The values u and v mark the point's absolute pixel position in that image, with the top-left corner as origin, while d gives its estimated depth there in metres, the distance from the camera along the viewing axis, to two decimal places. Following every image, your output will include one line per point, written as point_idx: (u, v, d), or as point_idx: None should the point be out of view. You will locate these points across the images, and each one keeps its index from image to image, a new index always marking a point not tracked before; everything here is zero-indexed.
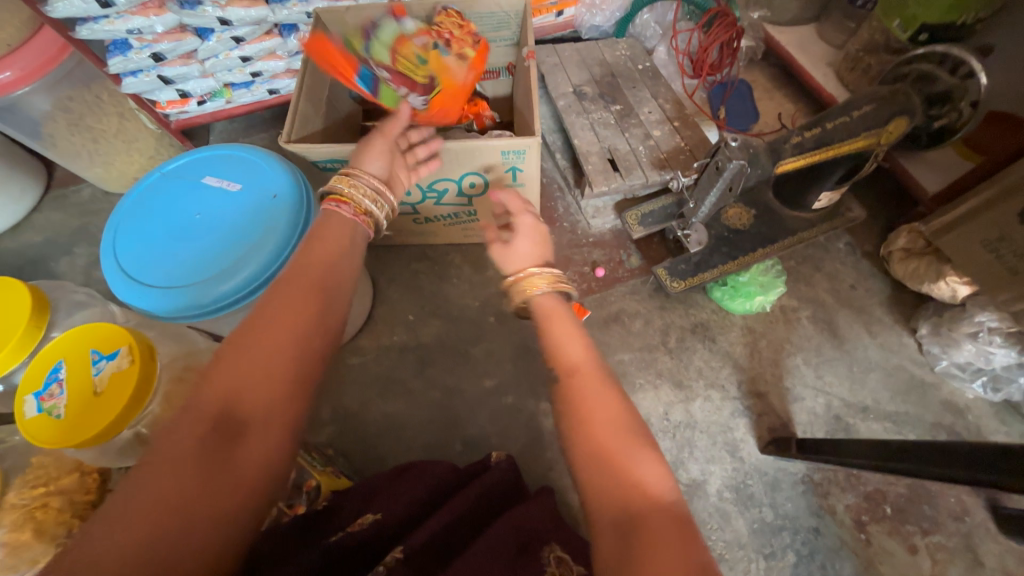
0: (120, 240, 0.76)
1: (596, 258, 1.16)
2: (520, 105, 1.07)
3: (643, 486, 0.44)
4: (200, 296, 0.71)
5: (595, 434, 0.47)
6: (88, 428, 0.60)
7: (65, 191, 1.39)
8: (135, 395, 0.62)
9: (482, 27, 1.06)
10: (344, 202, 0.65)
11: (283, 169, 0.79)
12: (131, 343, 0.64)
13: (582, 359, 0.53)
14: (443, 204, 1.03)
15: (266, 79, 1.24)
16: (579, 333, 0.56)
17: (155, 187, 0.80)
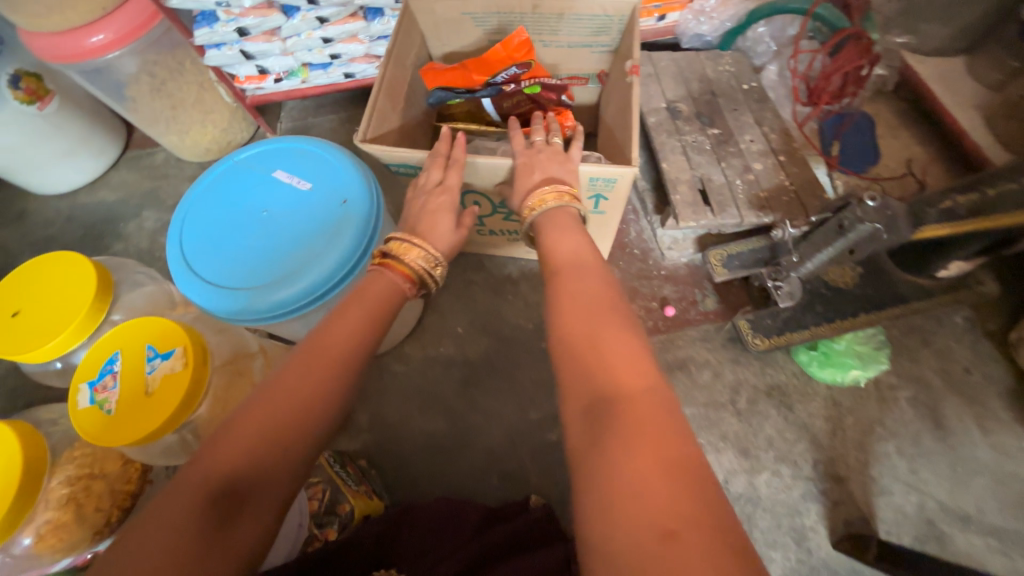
0: (187, 230, 0.74)
1: (667, 295, 1.06)
2: (609, 121, 0.97)
3: (617, 371, 0.42)
4: (256, 301, 0.67)
5: (569, 325, 0.48)
6: (135, 430, 0.58)
7: (141, 153, 1.42)
8: (184, 402, 0.60)
9: (579, 29, 0.96)
10: (395, 270, 0.61)
11: (356, 173, 0.75)
12: (187, 345, 0.62)
13: (575, 255, 0.56)
14: (513, 220, 0.96)
15: (343, 62, 1.20)
16: (580, 235, 0.59)
17: (227, 176, 0.77)
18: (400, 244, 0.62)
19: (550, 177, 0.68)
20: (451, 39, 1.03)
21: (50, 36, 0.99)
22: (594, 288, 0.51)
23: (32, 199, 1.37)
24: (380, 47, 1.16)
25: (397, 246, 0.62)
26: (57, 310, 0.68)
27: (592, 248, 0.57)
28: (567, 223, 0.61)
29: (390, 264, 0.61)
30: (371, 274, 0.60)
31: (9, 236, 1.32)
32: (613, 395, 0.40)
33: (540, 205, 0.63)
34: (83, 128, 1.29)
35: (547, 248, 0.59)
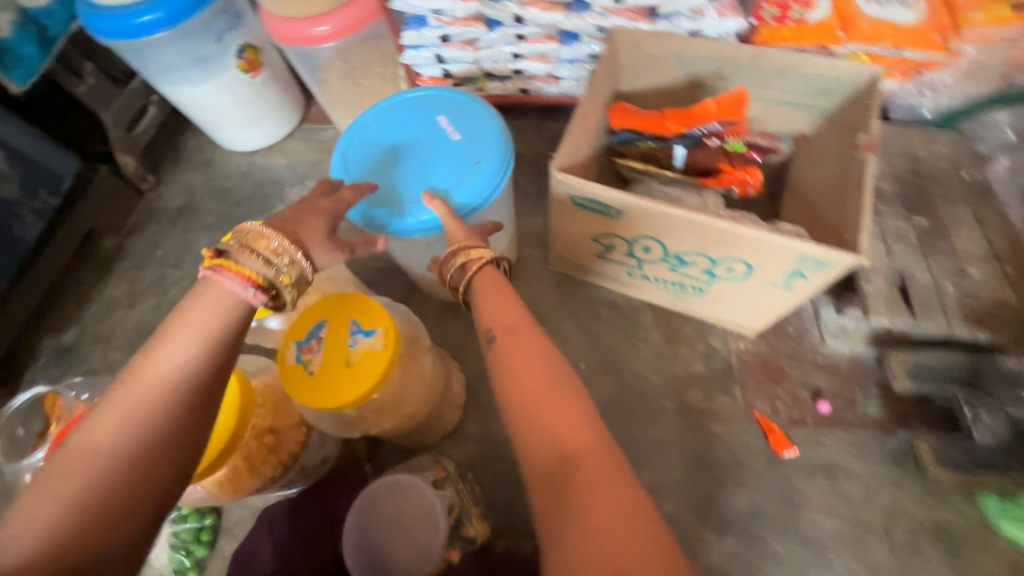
0: (355, 132, 0.87)
1: (821, 385, 0.96)
2: (808, 192, 0.90)
3: (561, 430, 0.52)
4: (381, 213, 0.80)
5: (524, 391, 0.56)
6: (335, 396, 0.61)
7: (313, 126, 1.55)
8: (383, 379, 0.62)
9: (797, 88, 0.89)
10: (234, 274, 0.53)
11: (499, 146, 0.83)
12: (388, 327, 0.64)
13: (513, 323, 0.63)
14: (676, 273, 0.90)
15: (522, 78, 1.21)
16: (509, 300, 0.66)
17: (401, 109, 0.88)
18: (246, 235, 0.55)
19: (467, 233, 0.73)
20: (646, 75, 0.99)
21: (286, 18, 1.11)
22: (533, 356, 0.59)
23: (217, 151, 1.54)
24: (564, 70, 1.16)
25: (241, 241, 0.54)
26: None
27: (518, 303, 0.65)
28: (495, 282, 0.68)
29: (228, 264, 0.53)
30: (202, 285, 0.53)
31: (194, 180, 1.50)
32: (570, 454, 0.50)
33: (467, 262, 0.69)
34: (277, 97, 1.43)
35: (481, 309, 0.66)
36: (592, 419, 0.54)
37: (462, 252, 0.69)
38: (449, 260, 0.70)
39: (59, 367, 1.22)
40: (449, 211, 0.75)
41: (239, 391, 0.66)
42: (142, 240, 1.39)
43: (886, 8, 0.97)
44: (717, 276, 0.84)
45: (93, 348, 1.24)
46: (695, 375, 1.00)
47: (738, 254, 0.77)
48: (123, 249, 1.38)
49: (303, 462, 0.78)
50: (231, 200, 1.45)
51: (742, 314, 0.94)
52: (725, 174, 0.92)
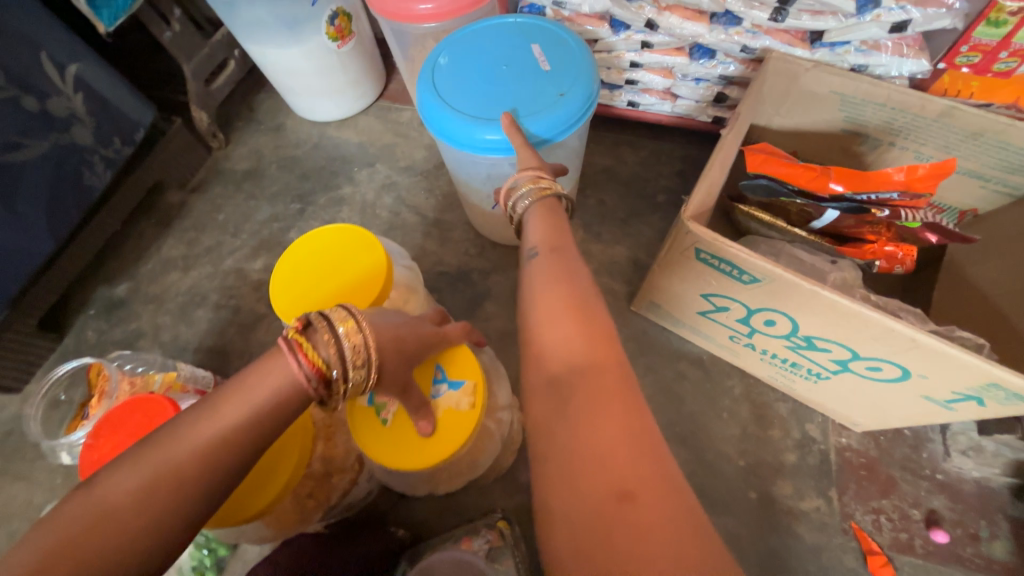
0: (449, 47, 0.86)
1: (938, 508, 0.82)
2: (985, 293, 0.75)
3: (574, 342, 0.46)
4: (457, 130, 0.79)
5: (543, 306, 0.49)
6: (409, 457, 0.54)
7: (390, 105, 1.46)
8: (463, 444, 0.55)
9: (986, 158, 0.73)
10: (303, 357, 0.45)
11: (587, 83, 0.80)
12: (478, 383, 0.57)
13: (553, 242, 0.57)
14: (795, 352, 0.77)
15: (634, 89, 1.07)
16: (563, 228, 0.59)
17: (497, 32, 0.86)
18: (341, 316, 0.48)
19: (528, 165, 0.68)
20: (792, 112, 0.84)
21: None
22: (561, 274, 0.52)
23: (291, 117, 1.47)
24: (685, 88, 1.01)
25: (331, 320, 0.47)
26: (346, 288, 0.65)
27: (564, 231, 0.59)
28: (552, 211, 0.61)
29: (304, 343, 0.45)
30: (267, 359, 0.46)
31: (264, 144, 1.44)
32: (579, 367, 0.44)
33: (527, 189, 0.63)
34: (360, 70, 1.34)
35: (532, 232, 0.60)
36: (612, 334, 0.47)
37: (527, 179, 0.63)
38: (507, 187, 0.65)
39: (109, 320, 1.19)
40: (523, 139, 0.74)
41: (303, 433, 0.58)
42: (205, 200, 1.35)
43: None
44: (851, 370, 0.71)
45: (143, 307, 1.20)
46: (786, 465, 0.88)
47: (894, 358, 0.63)
48: (185, 206, 1.34)
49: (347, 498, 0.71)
50: (299, 172, 1.38)
51: (858, 411, 0.81)
52: (873, 246, 0.78)
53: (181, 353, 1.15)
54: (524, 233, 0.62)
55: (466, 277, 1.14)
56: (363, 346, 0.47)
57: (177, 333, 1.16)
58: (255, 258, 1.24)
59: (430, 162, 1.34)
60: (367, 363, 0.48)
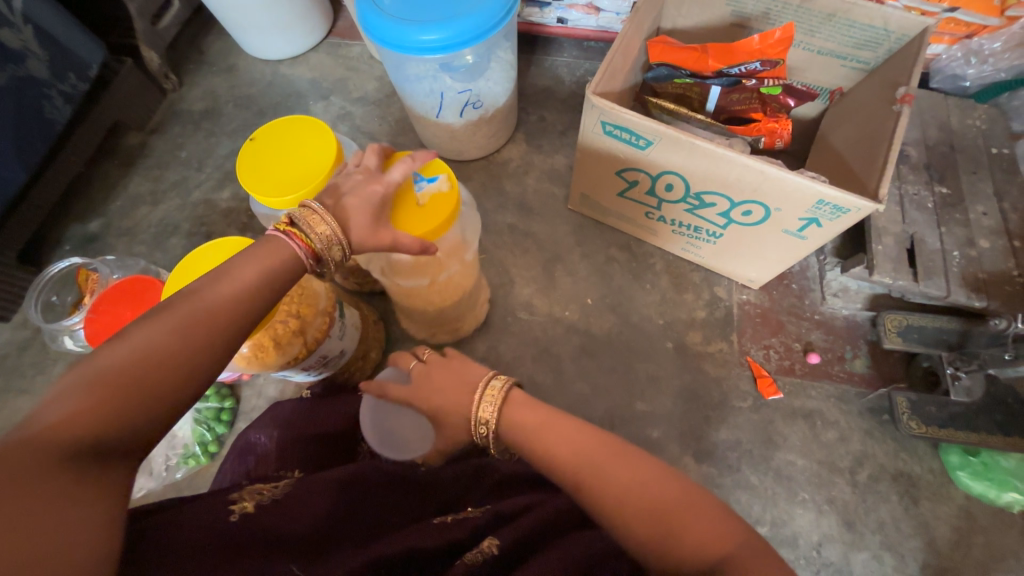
0: None
1: (814, 340, 1.00)
2: (837, 148, 0.90)
3: (696, 535, 0.45)
4: (393, 32, 0.88)
5: (643, 516, 0.47)
6: (419, 226, 0.66)
7: (340, 42, 1.51)
8: (453, 216, 0.70)
9: (842, 38, 0.87)
10: (298, 239, 0.53)
11: None
12: (450, 172, 0.72)
13: (576, 458, 0.53)
14: (692, 215, 0.92)
15: (562, 6, 1.17)
16: (559, 430, 0.56)
17: None
18: (308, 209, 0.56)
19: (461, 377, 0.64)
20: (692, 12, 0.95)
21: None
22: (634, 470, 0.51)
23: (242, 58, 1.51)
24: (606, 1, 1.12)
25: (305, 211, 0.55)
26: (304, 168, 0.76)
27: (571, 431, 0.56)
28: (519, 405, 0.60)
29: (291, 229, 0.53)
30: (261, 243, 0.52)
31: (218, 85, 1.48)
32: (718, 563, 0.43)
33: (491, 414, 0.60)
34: (307, 4, 1.39)
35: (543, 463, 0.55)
36: (712, 502, 0.48)
37: (480, 413, 0.60)
38: (477, 431, 0.62)
39: (86, 253, 1.26)
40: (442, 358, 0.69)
41: None
42: (166, 140, 1.40)
43: None
44: (732, 220, 0.87)
45: (118, 240, 1.27)
46: (696, 320, 1.05)
47: (755, 197, 0.79)
48: (146, 147, 1.39)
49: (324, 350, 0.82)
50: (256, 109, 1.44)
51: (749, 265, 0.98)
52: (756, 123, 0.91)
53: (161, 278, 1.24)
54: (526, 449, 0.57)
55: None
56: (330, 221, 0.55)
57: (153, 259, 1.24)
58: (221, 189, 1.32)
59: (381, 92, 1.41)
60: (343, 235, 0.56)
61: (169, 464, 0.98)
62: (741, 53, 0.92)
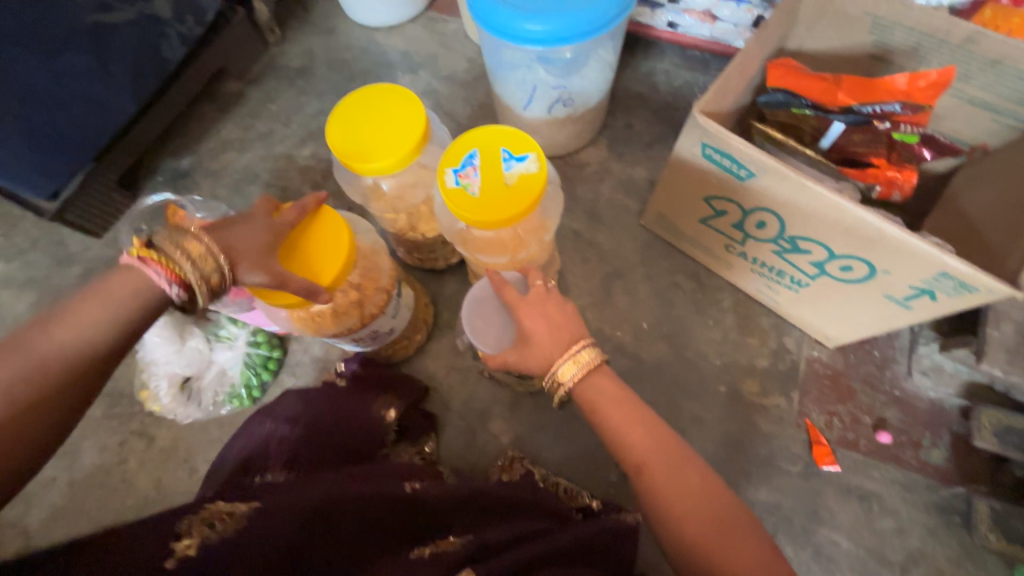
0: None
1: (887, 417, 0.90)
2: (967, 214, 0.80)
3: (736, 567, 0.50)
4: (499, 18, 0.86)
5: (690, 533, 0.53)
6: (507, 211, 0.68)
7: (438, 17, 1.51)
8: (539, 199, 0.70)
9: (1004, 87, 0.76)
10: (157, 269, 0.57)
11: None
12: (541, 152, 0.71)
13: (643, 455, 0.58)
14: (779, 258, 0.85)
15: (674, 11, 1.11)
16: (636, 419, 0.61)
17: None
18: (179, 233, 0.58)
19: (556, 331, 0.65)
20: (826, 34, 0.86)
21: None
22: (686, 485, 0.55)
23: (342, 20, 1.54)
24: (725, 11, 1.05)
25: (172, 238, 0.58)
26: (390, 142, 0.75)
27: (643, 425, 0.61)
28: (601, 381, 0.64)
29: (152, 258, 0.57)
30: (125, 271, 0.58)
31: (316, 44, 1.52)
32: None
33: (575, 373, 0.64)
34: None
35: (614, 443, 0.61)
36: (759, 536, 0.52)
37: (568, 368, 0.63)
38: (551, 381, 0.65)
39: (176, 187, 1.35)
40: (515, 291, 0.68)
41: (335, 222, 0.70)
42: (261, 91, 1.46)
43: None
44: (825, 272, 0.79)
45: (205, 180, 1.35)
46: (756, 368, 0.97)
47: (860, 254, 0.71)
48: (243, 95, 1.46)
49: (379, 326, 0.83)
50: (347, 73, 1.47)
51: (832, 322, 0.89)
52: (875, 169, 0.82)
53: None
54: (597, 416, 0.63)
55: None
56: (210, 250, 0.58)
57: (233, 204, 1.31)
58: (303, 147, 1.36)
59: (470, 74, 1.40)
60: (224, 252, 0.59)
61: (217, 400, 1.03)
62: (874, 86, 0.82)
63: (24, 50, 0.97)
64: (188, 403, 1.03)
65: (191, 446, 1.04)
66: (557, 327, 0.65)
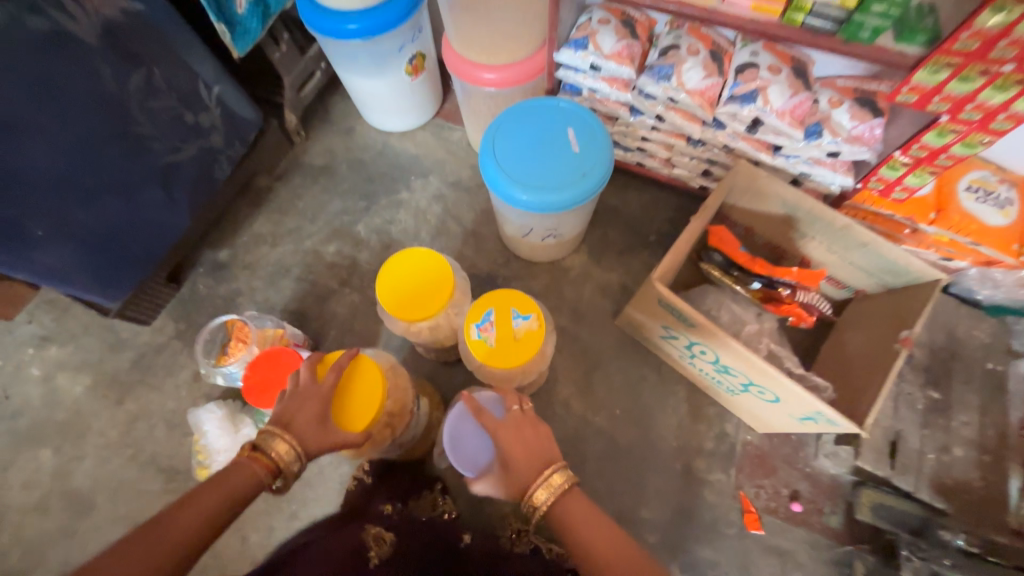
0: (506, 121, 1.19)
1: (800, 490, 1.18)
2: (849, 348, 1.09)
3: None
4: (505, 185, 1.12)
5: None
6: (516, 358, 0.93)
7: (445, 123, 1.75)
8: (538, 348, 0.95)
9: (869, 260, 1.06)
10: (256, 463, 0.77)
11: (604, 165, 1.13)
12: (540, 312, 0.97)
13: (610, 568, 0.71)
14: (717, 373, 1.12)
15: (642, 154, 1.38)
16: (604, 536, 0.75)
17: (544, 114, 1.19)
18: (268, 433, 0.80)
19: (536, 452, 0.82)
20: (751, 201, 1.15)
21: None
22: None
23: (359, 122, 1.76)
24: (680, 161, 1.33)
25: (264, 437, 0.79)
26: (426, 297, 1.00)
27: (609, 541, 0.74)
28: (570, 503, 0.79)
29: (252, 457, 0.77)
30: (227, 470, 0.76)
31: (337, 144, 1.73)
32: None
33: (547, 495, 0.79)
34: (426, 96, 1.64)
35: (586, 560, 0.73)
36: None
37: (541, 491, 0.79)
38: (528, 503, 0.80)
39: (215, 278, 1.54)
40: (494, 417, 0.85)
41: (367, 374, 0.91)
42: (289, 188, 1.67)
43: (980, 206, 1.12)
44: (748, 390, 1.07)
45: (241, 270, 1.55)
46: (704, 449, 1.24)
47: (769, 386, 0.99)
48: (272, 190, 1.66)
49: (402, 435, 1.07)
50: (365, 173, 1.68)
51: (757, 418, 1.17)
52: (788, 308, 1.11)
53: (271, 311, 1.50)
54: (569, 535, 0.76)
55: (492, 282, 1.48)
56: (296, 448, 0.80)
57: (268, 294, 1.51)
58: (328, 243, 1.57)
59: (473, 181, 1.64)
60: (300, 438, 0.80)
61: None
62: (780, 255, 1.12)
63: (113, 197, 1.16)
64: None
65: (243, 517, 1.23)
66: (534, 455, 0.82)
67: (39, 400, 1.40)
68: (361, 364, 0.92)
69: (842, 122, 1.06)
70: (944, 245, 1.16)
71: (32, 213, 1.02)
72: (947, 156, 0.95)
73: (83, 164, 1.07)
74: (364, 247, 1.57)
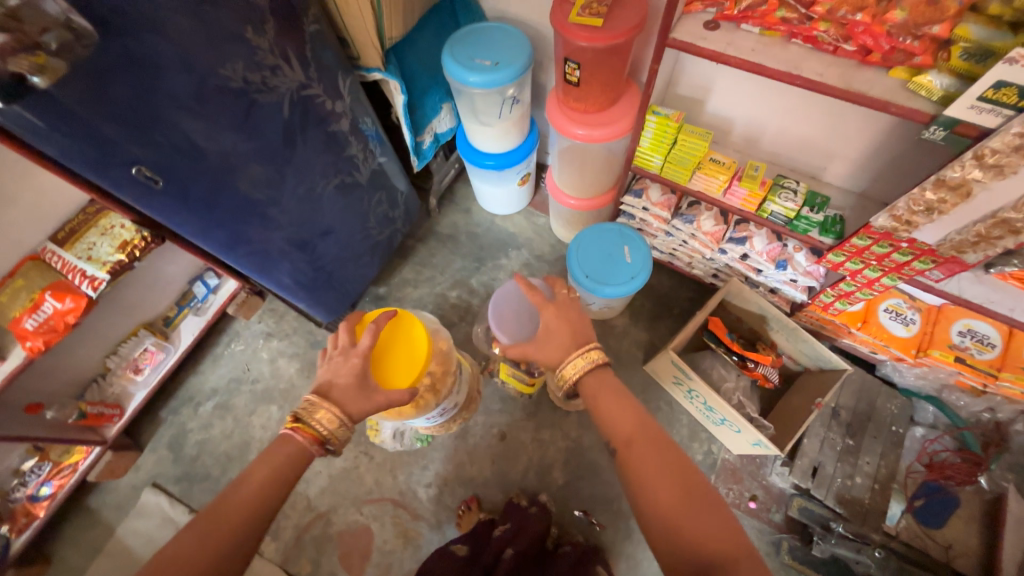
0: (585, 235, 1.90)
1: (756, 494, 1.79)
2: (793, 405, 1.72)
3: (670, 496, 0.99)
4: (581, 277, 1.82)
5: (653, 485, 1.01)
6: None
7: (535, 211, 2.49)
8: None
9: (810, 351, 1.70)
10: (305, 432, 1.10)
11: (645, 272, 1.81)
12: None
13: (624, 433, 1.11)
14: (705, 410, 1.76)
15: (673, 256, 2.05)
16: (621, 411, 1.15)
17: (611, 232, 1.89)
18: (306, 408, 1.12)
19: (576, 333, 1.25)
20: (740, 301, 1.79)
21: (566, 111, 1.62)
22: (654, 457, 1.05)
23: (475, 204, 2.53)
24: (698, 265, 1.99)
25: (305, 412, 1.12)
26: None
27: (626, 419, 1.14)
28: (597, 373, 1.21)
29: (299, 427, 1.11)
30: (283, 438, 1.11)
31: (458, 218, 2.50)
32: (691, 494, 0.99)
33: (580, 365, 1.20)
34: (525, 194, 2.39)
35: (614, 423, 1.14)
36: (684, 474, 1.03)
37: (577, 359, 1.21)
38: (563, 368, 1.22)
39: (376, 306, 2.32)
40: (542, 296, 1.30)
41: (401, 340, 1.30)
42: (425, 248, 2.44)
43: (892, 322, 1.68)
44: (723, 423, 1.70)
45: (393, 302, 2.33)
46: (695, 458, 1.87)
47: (736, 422, 1.61)
48: (413, 248, 2.44)
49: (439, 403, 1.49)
50: (477, 241, 2.44)
51: (729, 443, 1.80)
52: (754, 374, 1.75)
53: None
54: (594, 398, 1.19)
55: None
56: (337, 417, 1.11)
57: None
58: (451, 290, 2.33)
59: (552, 256, 2.37)
60: (333, 406, 1.11)
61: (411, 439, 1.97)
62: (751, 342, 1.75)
63: (350, 264, 1.98)
64: (392, 440, 1.95)
65: (395, 462, 1.98)
66: (577, 337, 1.24)
67: (268, 373, 2.22)
68: (398, 330, 1.31)
69: (801, 262, 1.65)
70: (868, 344, 1.75)
71: (319, 278, 1.85)
72: (855, 297, 1.58)
73: (350, 255, 1.94)
74: (474, 295, 2.31)
